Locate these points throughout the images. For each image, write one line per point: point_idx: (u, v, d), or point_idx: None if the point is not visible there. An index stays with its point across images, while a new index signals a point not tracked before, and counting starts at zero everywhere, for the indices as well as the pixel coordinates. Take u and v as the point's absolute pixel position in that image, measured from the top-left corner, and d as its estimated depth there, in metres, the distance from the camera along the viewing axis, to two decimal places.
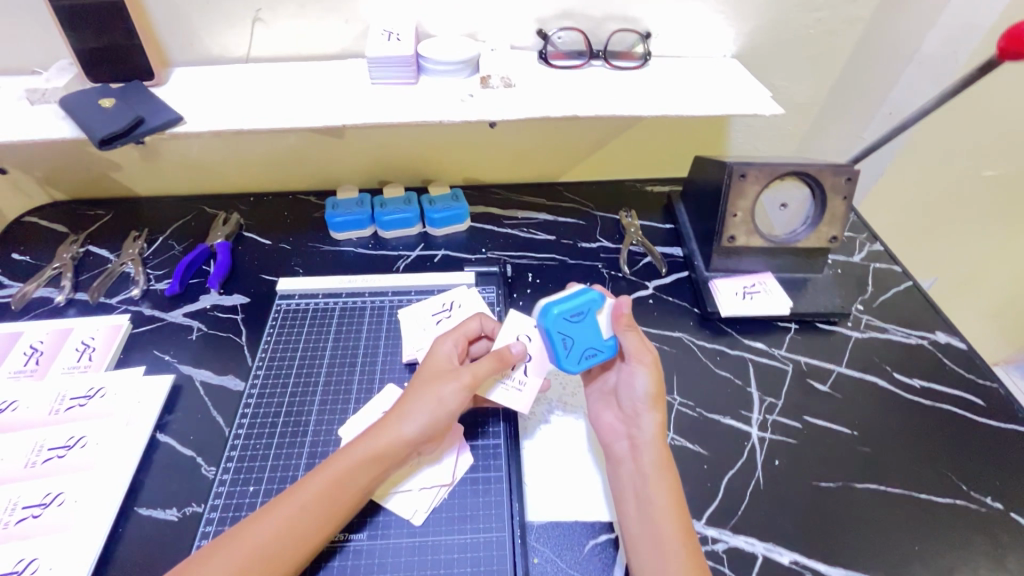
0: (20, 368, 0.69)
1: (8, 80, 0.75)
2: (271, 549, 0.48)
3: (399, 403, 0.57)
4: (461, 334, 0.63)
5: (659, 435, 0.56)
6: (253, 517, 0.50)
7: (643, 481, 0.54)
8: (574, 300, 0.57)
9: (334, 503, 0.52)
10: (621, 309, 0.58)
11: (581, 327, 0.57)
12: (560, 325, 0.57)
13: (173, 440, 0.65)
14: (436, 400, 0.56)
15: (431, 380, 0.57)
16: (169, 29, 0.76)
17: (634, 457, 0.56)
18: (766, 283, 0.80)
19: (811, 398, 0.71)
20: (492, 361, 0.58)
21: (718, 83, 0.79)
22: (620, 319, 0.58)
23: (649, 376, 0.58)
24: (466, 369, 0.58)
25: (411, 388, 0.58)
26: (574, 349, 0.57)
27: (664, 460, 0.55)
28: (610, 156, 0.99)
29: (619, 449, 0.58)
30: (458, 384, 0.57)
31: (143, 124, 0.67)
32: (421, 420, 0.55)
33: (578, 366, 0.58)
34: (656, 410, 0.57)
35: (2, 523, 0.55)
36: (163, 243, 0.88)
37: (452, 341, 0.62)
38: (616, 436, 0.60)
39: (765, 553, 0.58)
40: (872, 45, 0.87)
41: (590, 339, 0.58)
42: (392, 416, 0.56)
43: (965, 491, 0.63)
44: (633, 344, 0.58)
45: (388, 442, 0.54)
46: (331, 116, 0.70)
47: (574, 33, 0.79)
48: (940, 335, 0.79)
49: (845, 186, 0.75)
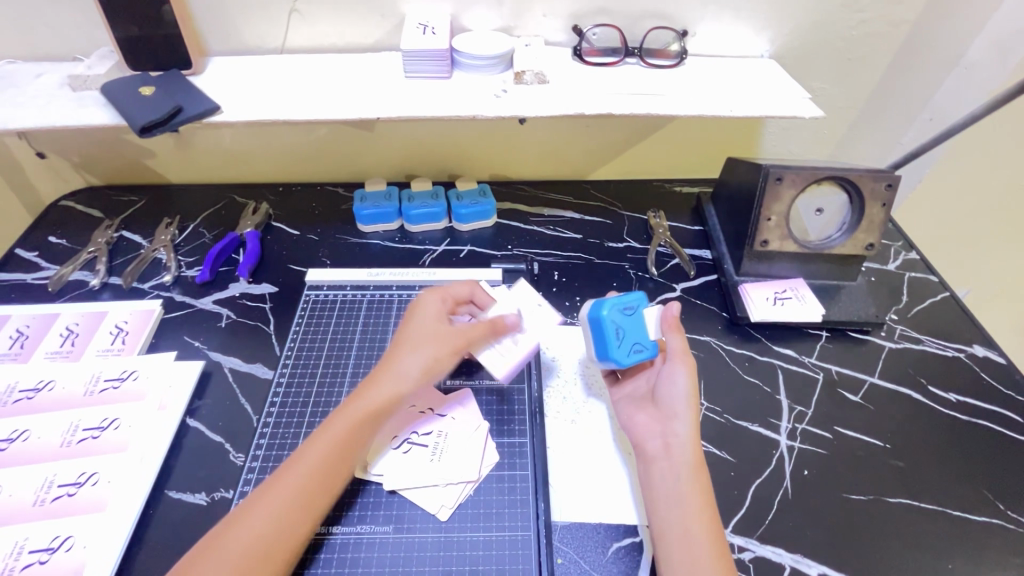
0: (56, 349, 0.71)
1: (50, 66, 0.77)
2: (280, 524, 0.48)
3: (390, 361, 0.58)
4: (449, 294, 0.65)
5: (694, 437, 0.56)
6: (261, 491, 0.50)
7: (677, 480, 0.53)
8: (623, 296, 0.63)
9: (333, 473, 0.52)
10: (670, 311, 0.62)
11: (632, 321, 0.62)
12: (615, 316, 0.62)
13: (203, 425, 0.66)
14: (423, 354, 0.58)
15: (423, 338, 0.59)
16: (206, 18, 0.76)
17: (668, 458, 0.55)
18: (798, 290, 0.78)
19: (842, 409, 0.69)
20: (482, 328, 0.63)
21: (756, 84, 0.77)
22: (668, 321, 0.62)
23: (688, 376, 0.59)
24: (457, 333, 0.61)
25: (400, 346, 0.59)
26: (624, 341, 0.62)
27: (699, 461, 0.55)
28: (639, 155, 0.98)
29: (649, 447, 0.58)
30: (448, 346, 0.60)
31: (181, 113, 0.68)
32: (410, 377, 0.57)
33: (626, 359, 0.61)
34: (692, 412, 0.57)
35: (39, 499, 0.57)
36: (195, 231, 0.90)
37: (441, 300, 0.64)
38: (649, 434, 0.59)
39: (792, 564, 0.57)
40: (917, 48, 0.84)
41: (637, 334, 0.62)
42: (383, 374, 0.57)
43: (1002, 510, 0.61)
44: (677, 345, 0.60)
45: (384, 400, 0.56)
46: (364, 109, 0.70)
47: (609, 29, 0.78)
48: (978, 348, 0.76)
49: (884, 192, 0.73)
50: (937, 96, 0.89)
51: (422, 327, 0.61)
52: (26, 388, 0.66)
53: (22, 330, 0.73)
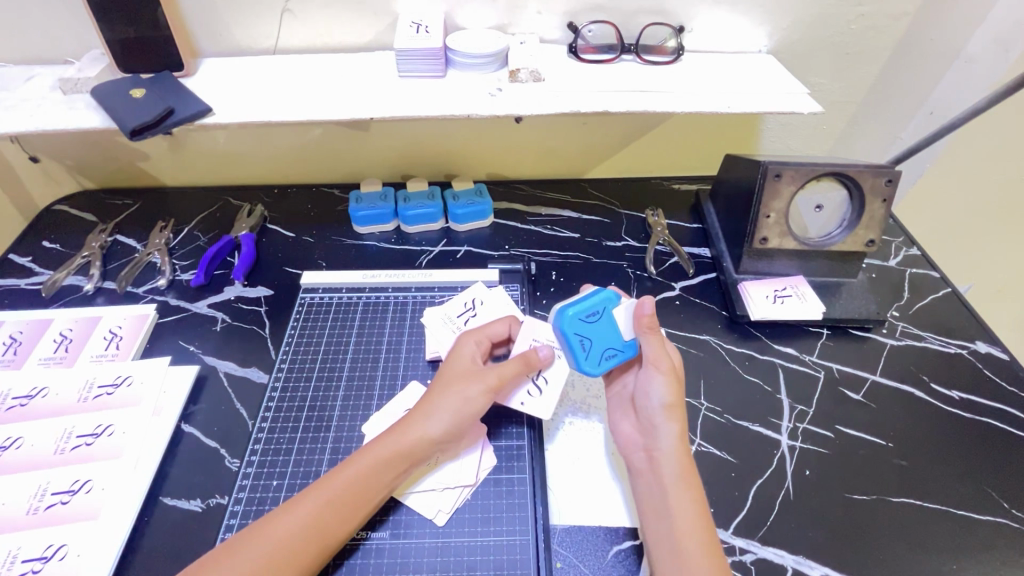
0: (50, 355, 0.70)
1: (41, 69, 0.76)
2: (283, 558, 0.47)
3: (424, 401, 0.57)
4: (484, 335, 0.63)
5: (679, 445, 0.55)
6: (276, 512, 0.50)
7: (662, 492, 0.53)
8: (584, 301, 0.59)
9: (357, 501, 0.52)
10: (644, 310, 0.58)
11: (598, 327, 0.59)
12: (576, 326, 0.59)
13: (198, 430, 0.65)
14: (459, 399, 0.56)
15: (456, 380, 0.58)
16: (198, 20, 0.75)
17: (654, 470, 0.55)
18: (798, 288, 0.77)
19: (843, 407, 0.69)
20: (517, 364, 0.59)
21: (755, 80, 0.76)
22: (642, 321, 0.58)
23: (665, 384, 0.57)
24: (490, 370, 0.58)
25: (435, 386, 0.58)
26: (592, 350, 0.59)
27: (685, 471, 0.54)
28: (637, 153, 0.97)
29: (637, 460, 0.57)
30: (482, 385, 0.57)
31: (172, 115, 0.67)
32: (444, 421, 0.56)
33: (597, 368, 0.59)
34: (673, 420, 0.56)
35: (32, 508, 0.56)
36: (190, 234, 0.89)
37: (478, 341, 0.62)
38: (633, 446, 0.59)
39: (794, 566, 0.56)
40: (917, 41, 0.84)
41: (606, 339, 0.59)
42: (416, 413, 0.56)
43: (1007, 509, 0.60)
44: (653, 349, 0.58)
45: (412, 442, 0.55)
46: (358, 109, 0.69)
47: (606, 26, 0.77)
48: (981, 345, 0.76)
49: (885, 188, 0.72)
50: (938, 90, 0.88)
51: (457, 366, 0.59)
52: (19, 395, 0.65)
53: (15, 336, 0.72)
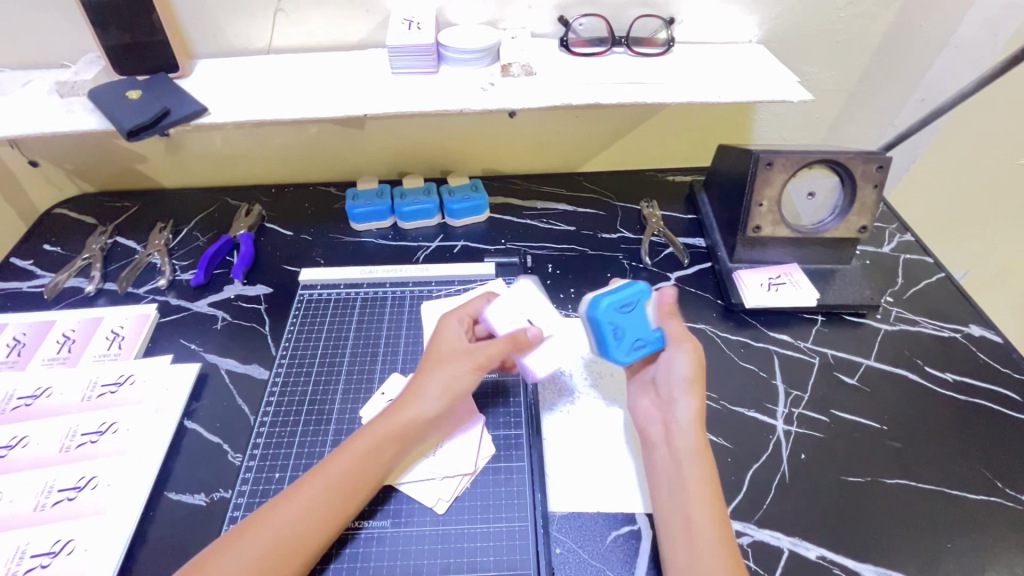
0: (53, 355, 0.71)
1: (38, 74, 0.77)
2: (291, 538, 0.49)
3: (414, 382, 0.58)
4: (466, 313, 0.64)
5: (696, 420, 0.56)
6: (280, 499, 0.51)
7: (678, 465, 0.54)
8: (620, 292, 0.62)
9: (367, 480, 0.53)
10: (665, 298, 0.64)
11: (631, 317, 0.62)
12: (611, 315, 0.61)
13: (200, 426, 0.66)
14: (449, 376, 0.58)
15: (445, 360, 0.59)
16: (192, 21, 0.76)
17: (670, 443, 0.56)
18: (792, 275, 0.78)
19: (838, 391, 0.69)
20: (505, 342, 0.60)
21: (745, 69, 0.77)
22: (663, 307, 0.64)
23: (688, 360, 0.59)
24: (477, 349, 0.59)
25: (423, 367, 0.59)
26: (623, 340, 0.61)
27: (700, 444, 0.55)
28: (630, 146, 0.98)
29: (653, 434, 0.58)
30: (471, 363, 0.58)
31: (168, 115, 0.68)
32: (433, 399, 0.57)
33: (628, 356, 0.60)
34: (693, 396, 0.57)
35: (39, 504, 0.57)
36: (188, 235, 0.90)
37: (460, 320, 0.63)
38: (651, 421, 0.60)
39: (791, 547, 0.57)
40: (907, 28, 0.84)
41: (639, 330, 0.61)
42: (407, 395, 0.57)
43: (1001, 488, 0.61)
44: (675, 331, 0.61)
45: (404, 422, 0.56)
46: (352, 106, 0.70)
47: (597, 19, 0.78)
48: (974, 327, 0.76)
49: (876, 174, 0.73)
50: (928, 76, 0.88)
51: (445, 346, 0.60)
52: (23, 395, 0.66)
53: (19, 338, 0.73)
